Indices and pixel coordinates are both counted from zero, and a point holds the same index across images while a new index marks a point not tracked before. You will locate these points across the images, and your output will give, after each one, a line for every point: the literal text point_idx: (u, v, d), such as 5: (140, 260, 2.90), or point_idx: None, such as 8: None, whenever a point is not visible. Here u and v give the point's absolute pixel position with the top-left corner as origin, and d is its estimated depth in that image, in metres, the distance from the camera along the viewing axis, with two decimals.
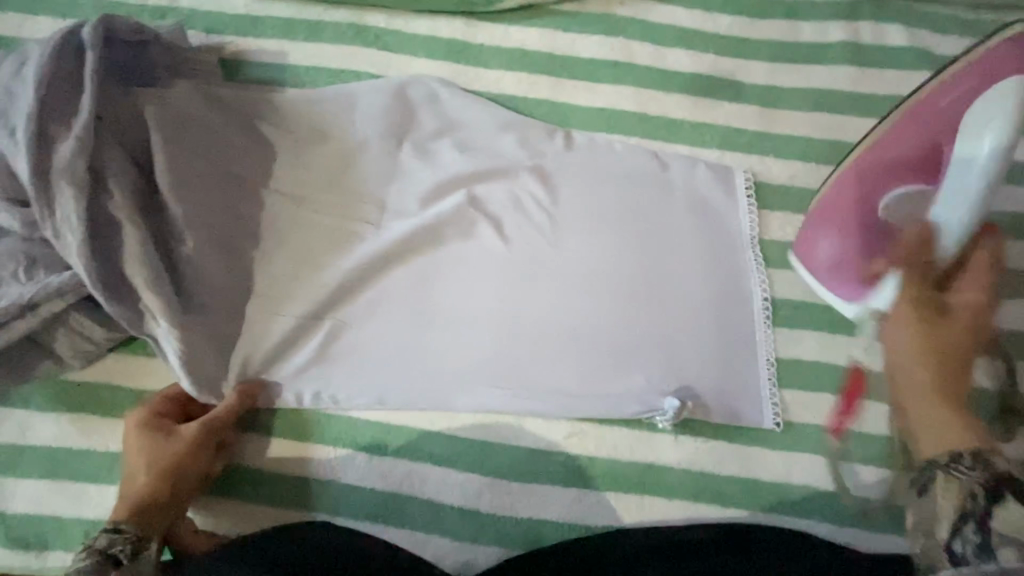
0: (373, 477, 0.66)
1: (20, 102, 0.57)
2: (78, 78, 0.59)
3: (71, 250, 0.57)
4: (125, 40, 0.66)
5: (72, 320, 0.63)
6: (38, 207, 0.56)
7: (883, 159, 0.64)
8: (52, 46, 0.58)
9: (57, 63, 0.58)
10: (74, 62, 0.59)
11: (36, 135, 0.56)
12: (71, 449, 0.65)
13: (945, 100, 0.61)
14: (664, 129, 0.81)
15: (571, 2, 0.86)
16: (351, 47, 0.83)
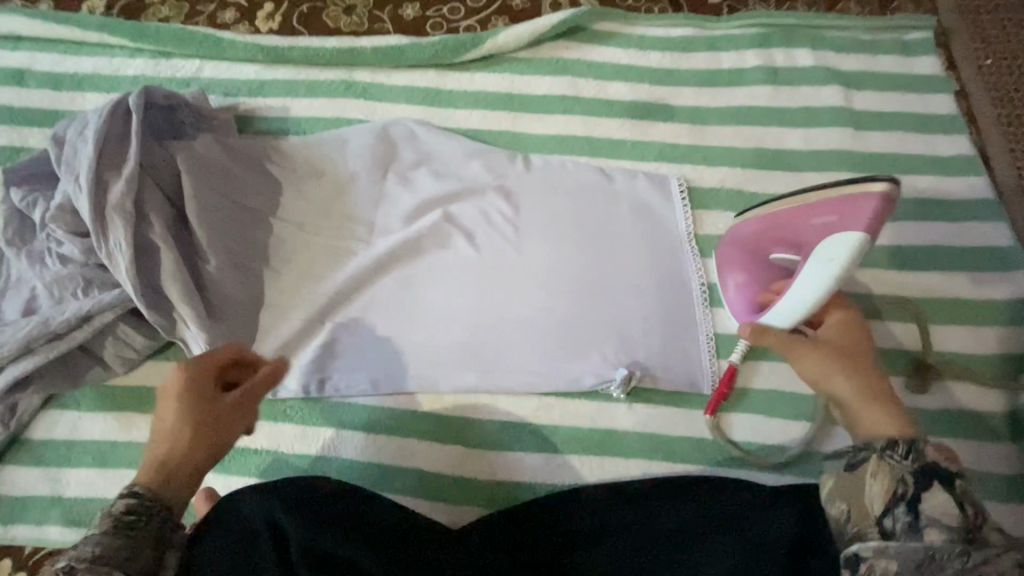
0: (371, 452, 0.78)
1: (82, 156, 0.72)
2: (125, 136, 0.75)
3: (121, 269, 0.71)
4: (159, 104, 0.83)
5: (119, 330, 0.76)
6: (96, 235, 0.70)
7: (769, 227, 0.73)
8: (106, 112, 0.74)
9: (110, 125, 0.74)
10: (122, 123, 0.75)
11: (94, 180, 0.71)
12: (116, 441, 0.77)
13: (816, 217, 0.67)
14: (608, 148, 0.96)
15: (524, 50, 1.02)
16: (342, 100, 0.99)
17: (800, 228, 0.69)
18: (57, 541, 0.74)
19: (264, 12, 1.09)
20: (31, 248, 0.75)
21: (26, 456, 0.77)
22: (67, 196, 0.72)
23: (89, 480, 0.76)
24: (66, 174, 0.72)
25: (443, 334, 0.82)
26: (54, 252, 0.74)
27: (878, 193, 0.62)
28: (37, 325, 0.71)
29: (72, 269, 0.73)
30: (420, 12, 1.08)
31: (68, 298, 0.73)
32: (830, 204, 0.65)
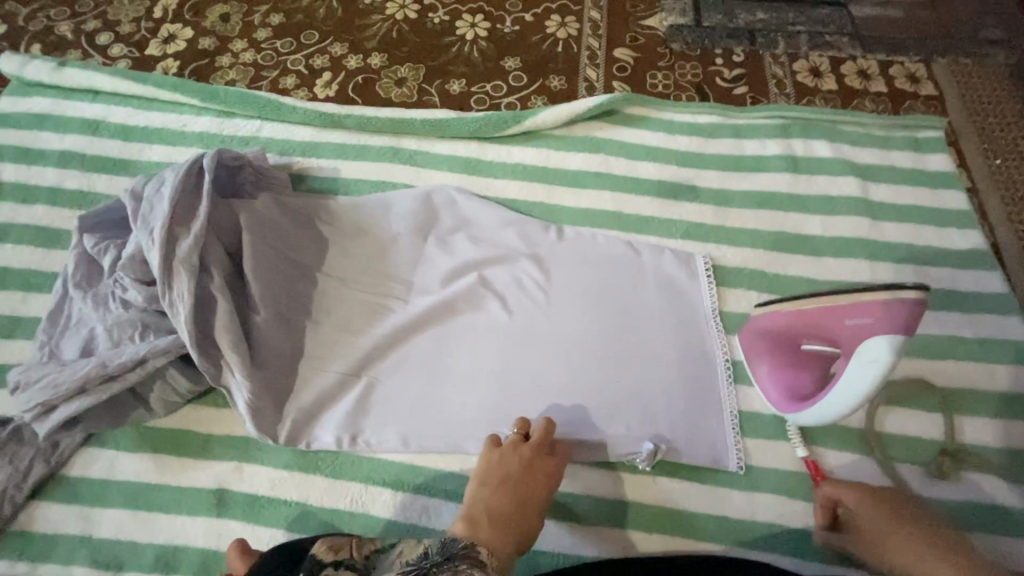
0: (397, 510, 0.79)
1: (156, 211, 0.78)
2: (197, 193, 0.81)
3: (179, 317, 0.75)
4: (227, 164, 0.90)
5: (168, 374, 0.80)
6: (161, 285, 0.75)
7: (800, 322, 0.77)
8: (182, 172, 0.81)
9: (184, 183, 0.81)
10: (196, 182, 0.82)
11: (166, 234, 0.76)
12: (150, 483, 0.79)
13: (847, 320, 0.71)
14: (637, 223, 1.01)
15: (560, 127, 1.10)
16: (389, 165, 1.06)
17: (835, 327, 0.73)
18: None
19: (323, 80, 1.19)
20: (96, 292, 0.80)
21: (60, 493, 0.78)
22: (139, 247, 0.77)
23: (120, 522, 0.77)
24: (141, 226, 0.78)
25: (474, 396, 0.85)
26: (118, 298, 0.79)
27: (908, 303, 0.67)
28: (95, 366, 0.75)
29: (133, 315, 0.78)
30: (465, 89, 1.18)
31: (125, 341, 0.77)
32: (861, 307, 0.69)
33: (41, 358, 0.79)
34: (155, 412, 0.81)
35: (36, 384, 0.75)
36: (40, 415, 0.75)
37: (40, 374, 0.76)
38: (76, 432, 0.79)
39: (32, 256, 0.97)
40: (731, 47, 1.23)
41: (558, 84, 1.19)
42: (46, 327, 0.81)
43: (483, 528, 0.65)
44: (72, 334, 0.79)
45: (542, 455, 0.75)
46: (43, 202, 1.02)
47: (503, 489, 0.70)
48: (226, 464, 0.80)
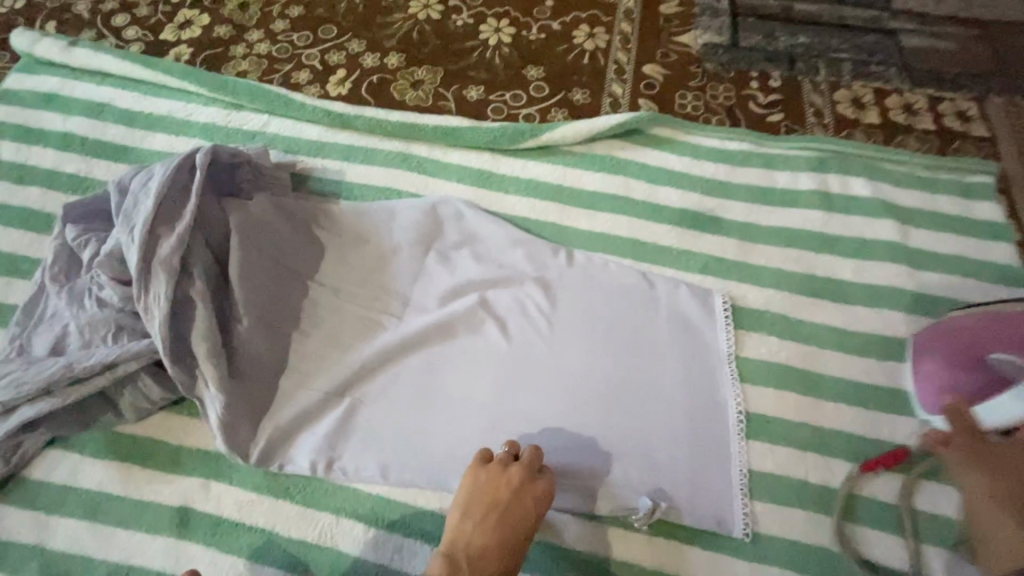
0: (369, 547, 0.73)
1: (140, 207, 0.74)
2: (185, 191, 0.77)
3: (154, 322, 0.71)
4: (224, 160, 0.85)
5: (139, 380, 0.75)
6: (139, 286, 0.71)
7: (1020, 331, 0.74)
8: (171, 167, 0.76)
9: (173, 179, 0.76)
10: (185, 178, 0.77)
11: (148, 233, 0.72)
12: (112, 494, 0.75)
13: None
14: (653, 252, 0.94)
15: (579, 144, 1.04)
16: (396, 171, 1.01)
17: None
18: None
19: (336, 77, 1.14)
20: (72, 287, 0.76)
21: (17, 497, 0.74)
22: (119, 244, 0.73)
23: (76, 534, 0.72)
24: (125, 224, 0.73)
25: (461, 427, 0.78)
26: (93, 295, 0.74)
27: None
28: (61, 368, 0.70)
29: (106, 316, 0.73)
30: (483, 96, 1.12)
31: (96, 342, 0.73)
32: None
33: (11, 353, 0.75)
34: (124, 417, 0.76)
35: (2, 381, 0.71)
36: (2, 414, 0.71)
37: (6, 371, 0.72)
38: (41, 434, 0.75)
39: (19, 240, 0.93)
40: (768, 71, 1.16)
41: (581, 98, 1.13)
42: (19, 319, 0.77)
43: (463, 570, 0.63)
44: (45, 329, 0.75)
45: (529, 481, 0.69)
46: (38, 184, 0.99)
47: (489, 520, 0.67)
48: (193, 481, 0.76)
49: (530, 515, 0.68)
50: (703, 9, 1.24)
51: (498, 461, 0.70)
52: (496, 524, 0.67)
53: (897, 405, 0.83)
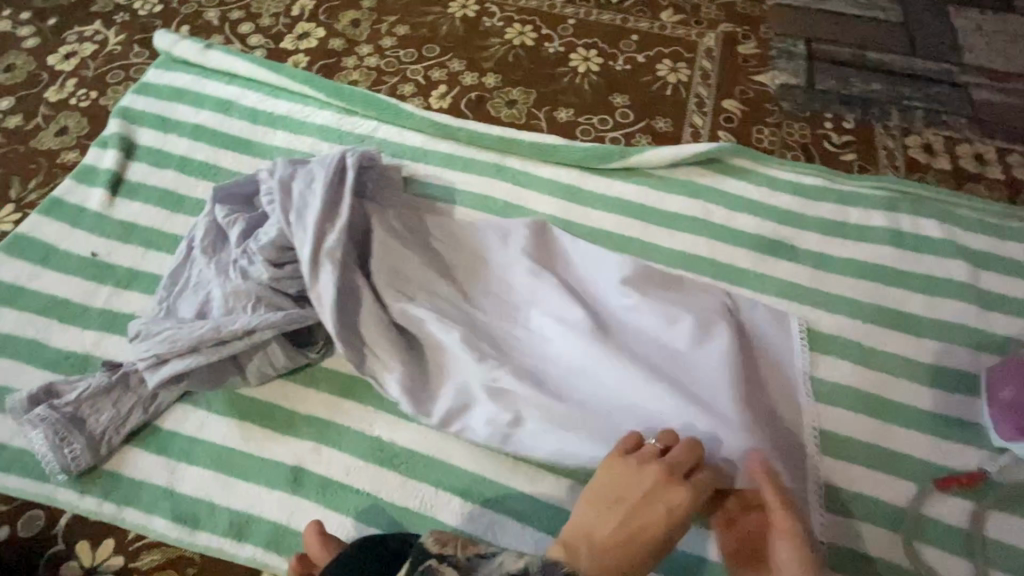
0: (465, 519, 0.79)
1: (308, 201, 0.84)
2: (339, 189, 0.87)
3: (325, 306, 0.80)
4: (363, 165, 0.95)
5: (269, 348, 0.83)
6: (308, 272, 0.80)
7: None
8: (331, 167, 0.88)
9: (331, 177, 0.87)
10: (338, 176, 0.88)
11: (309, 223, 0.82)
12: (234, 449, 0.82)
13: None
14: (731, 273, 1.01)
15: (663, 168, 1.11)
16: (493, 180, 1.10)
17: None
18: (158, 533, 0.77)
19: (437, 92, 1.25)
20: (219, 260, 0.85)
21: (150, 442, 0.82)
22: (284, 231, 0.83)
23: (202, 482, 0.80)
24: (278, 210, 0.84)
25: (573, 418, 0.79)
26: (238, 268, 0.83)
27: None
28: (209, 329, 0.79)
29: (248, 286, 0.81)
30: (572, 118, 1.21)
31: (238, 310, 0.81)
32: None
33: (160, 313, 0.84)
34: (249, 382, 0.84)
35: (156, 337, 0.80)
36: (153, 366, 0.80)
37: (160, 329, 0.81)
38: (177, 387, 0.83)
39: (156, 216, 1.04)
40: (843, 112, 1.22)
41: (663, 126, 1.21)
42: (168, 285, 0.87)
43: (580, 555, 0.63)
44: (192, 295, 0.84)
45: (672, 481, 0.68)
46: (173, 168, 1.10)
47: (615, 511, 0.67)
48: (306, 444, 0.83)
49: (663, 519, 0.66)
50: (780, 52, 1.32)
51: (646, 451, 0.71)
52: (625, 521, 0.66)
53: (964, 436, 0.87)
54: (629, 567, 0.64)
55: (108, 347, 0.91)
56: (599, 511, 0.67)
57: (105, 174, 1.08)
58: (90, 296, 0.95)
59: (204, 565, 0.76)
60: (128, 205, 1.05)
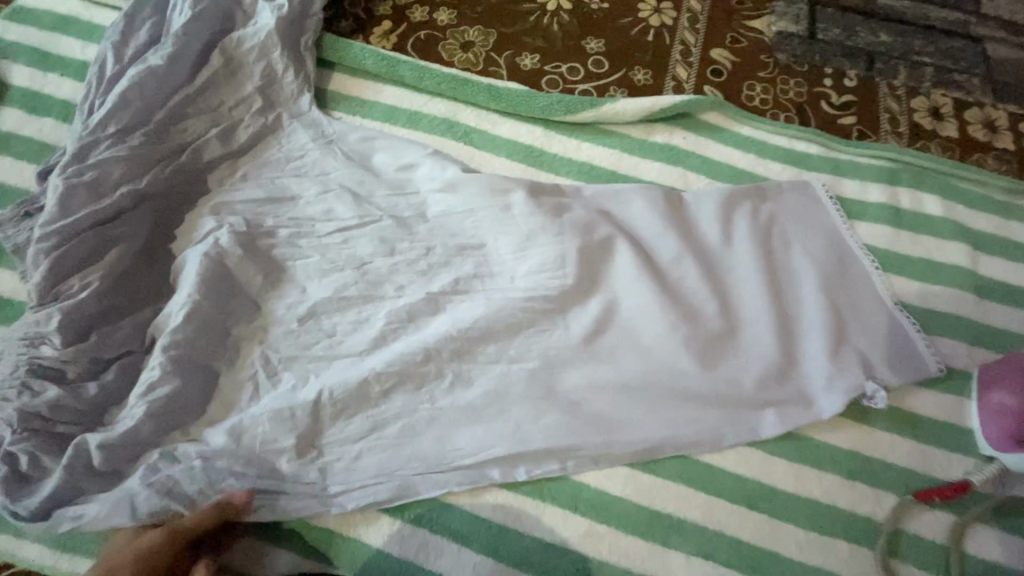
0: (394, 541, 0.70)
1: (149, 177, 0.80)
2: (184, 104, 0.85)
3: (221, 179, 0.86)
4: None
5: (116, 289, 0.74)
6: (224, 111, 0.88)
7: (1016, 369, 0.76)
8: (140, 94, 0.82)
9: (141, 101, 0.82)
10: (138, 94, 0.82)
11: (216, 68, 0.88)
12: (91, 465, 0.66)
13: None
14: (710, 252, 0.87)
15: (641, 130, 0.97)
16: (441, 138, 0.95)
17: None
18: (31, 560, 0.66)
19: (381, 30, 1.06)
20: (5, 227, 0.78)
21: None
22: (217, 74, 0.88)
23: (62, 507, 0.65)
24: (142, 88, 0.82)
25: (660, 240, 0.86)
26: (79, 173, 0.76)
27: None
28: (162, 353, 0.71)
29: (122, 239, 0.76)
30: (538, 66, 1.04)
31: (126, 402, 0.70)
32: None
33: (110, 112, 0.80)
34: (92, 464, 0.66)
35: (52, 328, 0.69)
36: (65, 422, 0.68)
37: (42, 329, 0.69)
38: (87, 421, 0.69)
39: (32, 173, 0.86)
40: (843, 68, 1.08)
41: (642, 78, 1.04)
42: (65, 230, 0.73)
43: None
44: (82, 275, 0.73)
45: None
46: (52, 116, 0.91)
47: None
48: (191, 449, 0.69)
49: None
50: None
51: None
52: None
53: (957, 444, 0.79)
54: None
55: None
56: None
57: None
58: None
59: None
60: None
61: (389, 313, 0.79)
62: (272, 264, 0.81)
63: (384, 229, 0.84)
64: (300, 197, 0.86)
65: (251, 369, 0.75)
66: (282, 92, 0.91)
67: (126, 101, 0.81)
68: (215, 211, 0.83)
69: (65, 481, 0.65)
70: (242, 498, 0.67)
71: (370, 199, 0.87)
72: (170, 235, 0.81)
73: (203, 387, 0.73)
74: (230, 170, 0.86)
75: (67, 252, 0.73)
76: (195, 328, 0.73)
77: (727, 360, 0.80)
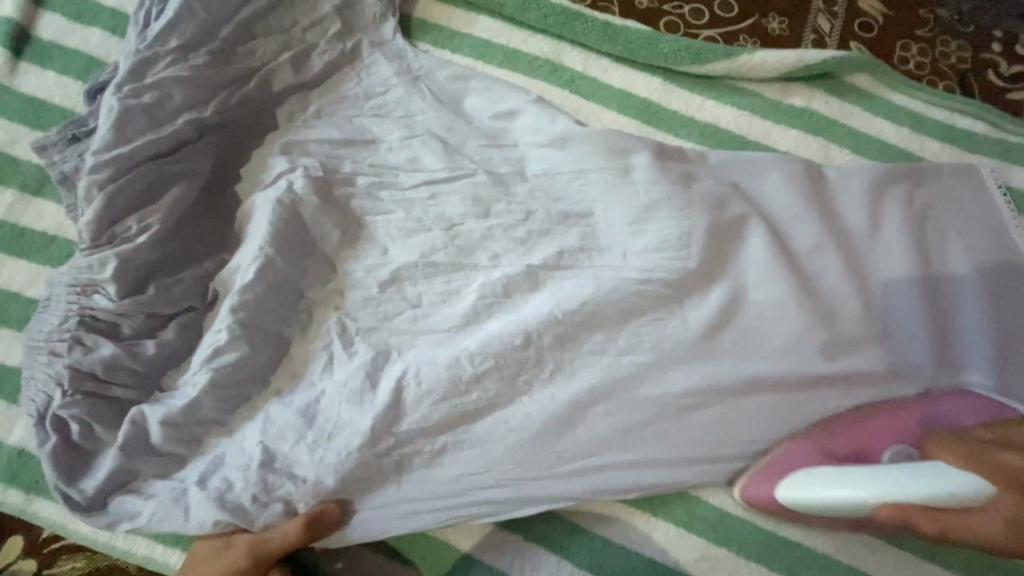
0: (485, 545, 0.63)
1: (215, 105, 0.68)
2: (253, 21, 0.73)
3: (293, 113, 0.74)
4: None
5: (178, 235, 0.64)
6: (297, 32, 0.75)
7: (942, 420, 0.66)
8: (203, 4, 0.69)
9: (205, 12, 0.69)
10: (202, 4, 0.69)
11: None
12: (151, 437, 0.58)
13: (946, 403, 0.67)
14: (856, 241, 0.74)
15: (777, 89, 0.82)
16: (542, 83, 0.81)
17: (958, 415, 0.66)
18: (80, 537, 0.58)
19: None
20: (50, 152, 0.67)
21: (47, 429, 0.57)
22: None
23: (123, 480, 0.58)
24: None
25: (798, 222, 0.73)
26: (137, 96, 0.64)
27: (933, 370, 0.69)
28: (230, 315, 0.61)
29: (183, 175, 0.66)
30: (654, 5, 0.88)
31: (188, 366, 0.61)
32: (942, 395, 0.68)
33: (170, 24, 0.68)
34: (151, 436, 0.58)
35: (106, 276, 0.59)
36: (120, 386, 0.59)
37: (95, 277, 0.60)
38: (145, 385, 0.60)
39: (79, 93, 0.75)
40: (1018, 31, 0.90)
41: (777, 28, 0.89)
42: (120, 161, 0.62)
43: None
44: (139, 216, 0.62)
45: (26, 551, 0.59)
46: (99, 26, 0.78)
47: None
48: (253, 430, 0.61)
49: None
50: None
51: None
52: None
53: None
54: None
55: (13, 275, 0.67)
56: None
57: (3, 25, 0.77)
58: None
59: None
60: (38, 76, 0.76)
61: (483, 285, 0.68)
62: (351, 219, 0.70)
63: (477, 186, 0.72)
64: (381, 141, 0.74)
65: (326, 339, 0.65)
66: (364, 16, 0.78)
67: (189, 11, 0.68)
68: (286, 151, 0.71)
69: (126, 452, 0.57)
70: (332, 511, 0.59)
71: (462, 149, 0.74)
72: (237, 176, 0.70)
73: (274, 357, 0.63)
74: (302, 104, 0.74)
75: (122, 187, 0.62)
76: (267, 287, 0.63)
77: (873, 373, 0.68)
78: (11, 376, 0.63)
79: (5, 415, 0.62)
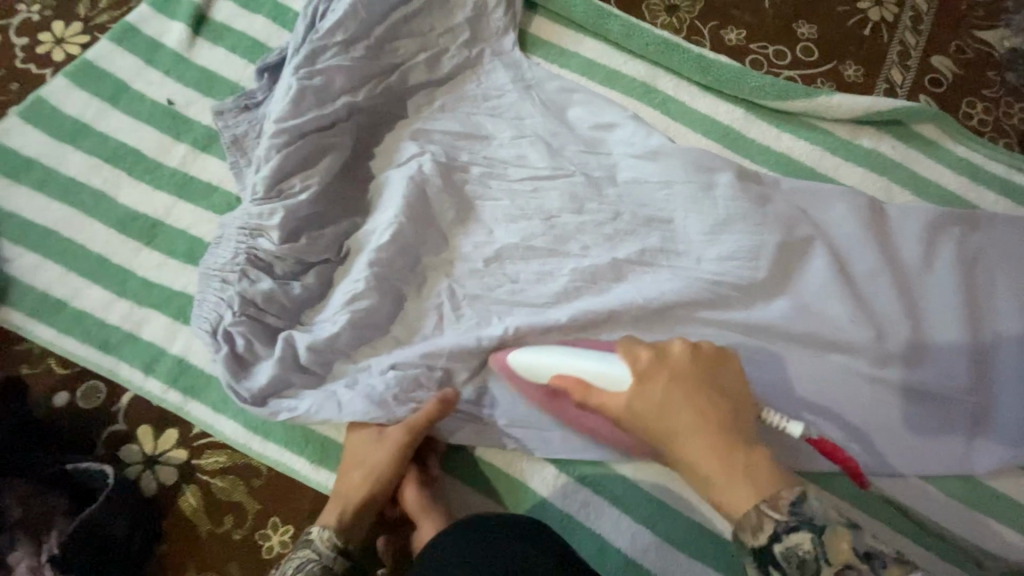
0: (555, 492, 0.73)
1: (364, 91, 0.80)
2: (399, 24, 0.85)
3: (423, 104, 0.85)
4: None
5: (326, 196, 0.76)
6: (433, 37, 0.87)
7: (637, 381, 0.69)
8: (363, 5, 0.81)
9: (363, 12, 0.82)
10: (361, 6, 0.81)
11: None
12: (293, 361, 0.70)
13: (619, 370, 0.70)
14: (909, 273, 0.81)
15: (848, 130, 0.91)
16: (636, 101, 0.91)
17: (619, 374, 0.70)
18: (226, 436, 0.70)
19: None
20: (226, 116, 0.80)
21: (215, 343, 0.70)
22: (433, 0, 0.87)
23: (267, 393, 0.69)
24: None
25: (857, 249, 0.81)
26: (307, 78, 0.77)
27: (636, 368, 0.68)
28: (366, 267, 0.72)
29: (334, 146, 0.77)
30: (742, 43, 0.98)
31: (327, 306, 0.72)
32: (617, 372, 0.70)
33: (335, 20, 0.80)
34: (295, 359, 0.70)
35: (273, 224, 0.71)
36: (272, 315, 0.71)
37: (263, 223, 0.72)
38: (291, 317, 0.72)
39: (245, 69, 0.88)
40: None
41: (852, 74, 0.97)
42: (288, 129, 0.74)
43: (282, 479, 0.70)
44: (301, 177, 0.74)
45: (178, 443, 0.71)
46: (264, 15, 0.91)
47: (207, 469, 0.70)
48: (381, 361, 0.71)
49: (219, 482, 0.69)
50: None
51: (156, 435, 0.71)
52: (206, 468, 0.70)
53: None
54: (247, 495, 0.69)
55: (182, 215, 0.80)
56: (208, 472, 0.70)
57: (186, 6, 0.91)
58: (165, 151, 0.83)
59: (270, 481, 0.70)
60: (212, 50, 0.89)
61: (574, 270, 0.78)
62: (465, 201, 0.81)
63: (575, 184, 0.82)
64: (495, 136, 0.85)
65: (438, 299, 0.76)
66: (490, 28, 0.89)
67: (353, 10, 0.81)
68: (415, 137, 0.82)
69: (273, 369, 0.69)
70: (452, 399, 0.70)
71: (564, 152, 0.85)
72: (373, 153, 0.82)
73: (395, 308, 0.75)
74: (430, 97, 0.85)
75: (290, 151, 0.74)
76: (396, 248, 0.74)
77: (909, 392, 0.77)
78: (178, 299, 0.75)
79: (171, 329, 0.74)
